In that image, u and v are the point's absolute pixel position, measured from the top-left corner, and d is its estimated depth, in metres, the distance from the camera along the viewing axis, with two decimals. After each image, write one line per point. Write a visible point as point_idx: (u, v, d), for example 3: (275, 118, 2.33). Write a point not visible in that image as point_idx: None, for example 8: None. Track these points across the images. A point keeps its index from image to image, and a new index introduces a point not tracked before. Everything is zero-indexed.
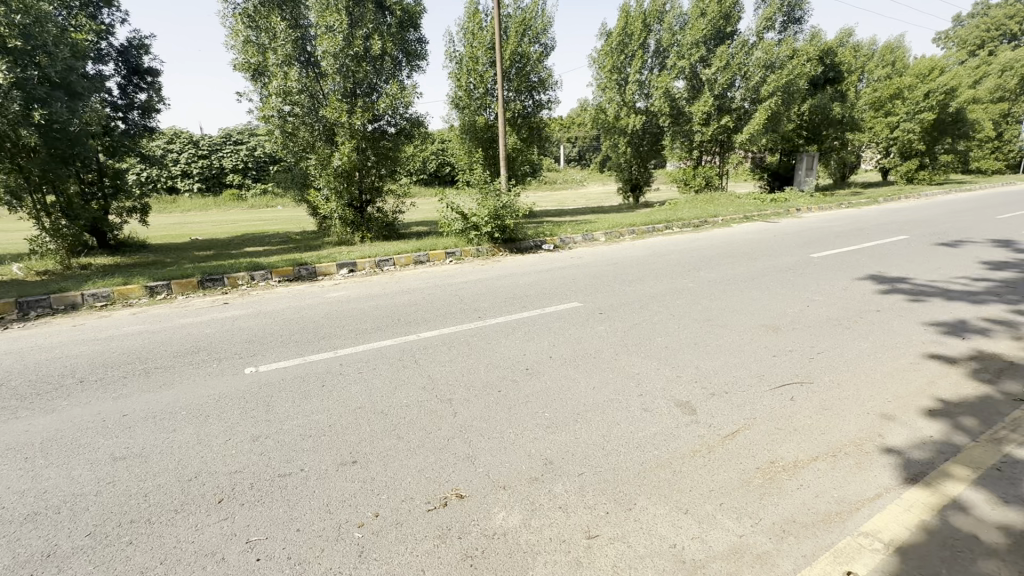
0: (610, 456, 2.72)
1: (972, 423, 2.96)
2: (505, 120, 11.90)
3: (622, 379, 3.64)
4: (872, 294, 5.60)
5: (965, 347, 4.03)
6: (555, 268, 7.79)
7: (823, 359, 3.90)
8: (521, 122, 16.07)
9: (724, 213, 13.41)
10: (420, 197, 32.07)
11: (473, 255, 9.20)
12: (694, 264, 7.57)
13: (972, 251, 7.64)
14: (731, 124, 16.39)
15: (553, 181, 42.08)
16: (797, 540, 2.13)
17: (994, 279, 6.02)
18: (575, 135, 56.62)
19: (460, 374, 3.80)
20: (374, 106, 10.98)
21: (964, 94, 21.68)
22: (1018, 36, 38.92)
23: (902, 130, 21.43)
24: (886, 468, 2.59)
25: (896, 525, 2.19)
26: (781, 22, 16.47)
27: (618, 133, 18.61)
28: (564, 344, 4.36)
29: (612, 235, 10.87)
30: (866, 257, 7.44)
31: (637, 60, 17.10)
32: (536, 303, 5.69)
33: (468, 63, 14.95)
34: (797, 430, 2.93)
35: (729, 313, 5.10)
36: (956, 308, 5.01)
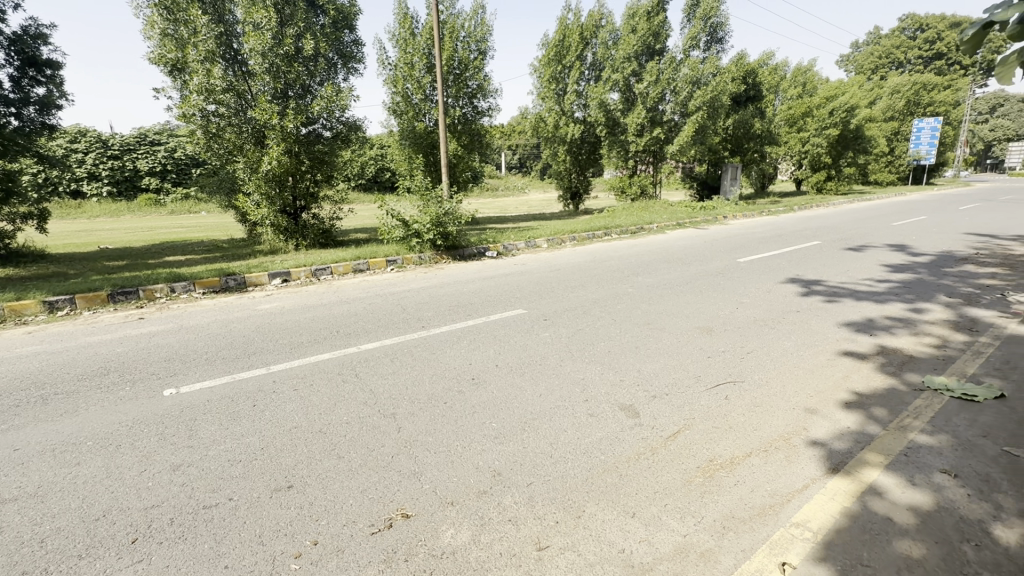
0: (558, 464, 2.73)
1: (883, 413, 3.24)
2: (446, 126, 11.77)
3: (567, 385, 3.67)
4: (792, 295, 6.05)
5: (873, 343, 4.44)
6: (499, 275, 7.80)
7: (752, 358, 4.15)
8: (462, 129, 16.02)
9: (658, 220, 14.06)
10: (358, 203, 31.12)
11: (415, 262, 9.03)
12: (633, 269, 7.84)
13: (874, 255, 8.46)
14: (663, 136, 17.24)
15: (494, 188, 42.27)
16: (736, 536, 2.22)
17: (893, 280, 6.70)
18: (515, 142, 57.29)
19: (404, 387, 3.68)
20: (307, 109, 10.54)
21: (862, 113, 24.08)
22: (903, 64, 43.89)
23: (812, 145, 23.46)
24: (812, 460, 2.77)
25: (823, 514, 2.33)
26: (705, 41, 17.51)
27: (557, 142, 19.02)
28: (510, 352, 4.35)
29: (554, 242, 11.05)
30: (786, 262, 8.04)
31: (574, 72, 17.55)
32: (481, 310, 5.65)
33: (404, 69, 14.70)
34: (732, 428, 3.08)
35: (667, 316, 5.31)
36: (863, 307, 5.52)
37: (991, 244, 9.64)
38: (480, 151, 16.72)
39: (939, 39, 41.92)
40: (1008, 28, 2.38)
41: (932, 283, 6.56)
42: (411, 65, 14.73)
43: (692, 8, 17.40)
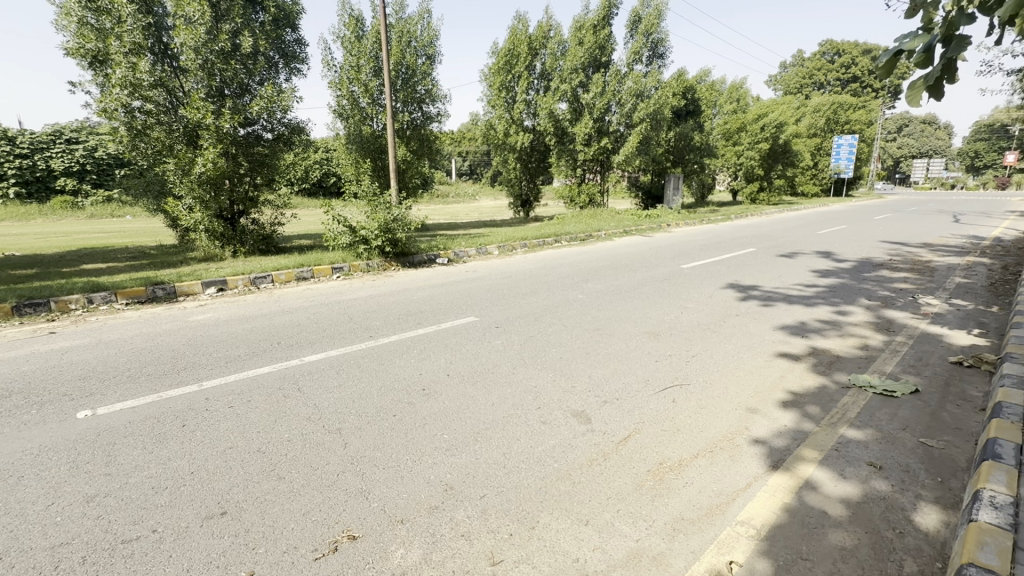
0: (511, 474, 2.69)
1: (815, 410, 3.44)
2: (395, 131, 11.49)
3: (520, 393, 3.65)
4: (732, 300, 6.35)
5: (805, 344, 4.72)
6: (450, 282, 7.70)
7: (697, 361, 4.30)
8: (411, 134, 15.78)
9: (606, 227, 14.42)
10: (302, 209, 29.92)
11: (363, 269, 8.77)
12: (582, 276, 7.97)
13: (804, 261, 9.06)
14: (609, 146, 17.75)
15: (445, 195, 41.87)
16: (686, 537, 2.26)
17: (820, 285, 7.19)
18: (465, 149, 57.22)
19: (350, 400, 3.53)
20: (246, 109, 10.01)
21: (789, 130, 25.88)
22: (824, 85, 47.60)
23: (746, 158, 24.93)
24: (754, 458, 2.88)
25: (765, 511, 2.43)
26: (648, 56, 18.24)
27: (507, 149, 19.14)
28: (461, 361, 4.27)
29: (505, 249, 11.07)
30: (725, 268, 8.45)
31: (523, 81, 17.75)
32: (431, 319, 5.54)
33: (350, 72, 14.32)
34: (680, 430, 3.16)
35: (616, 322, 5.42)
36: (796, 311, 5.87)
37: (902, 251, 10.57)
38: (429, 156, 16.54)
39: (854, 64, 45.89)
40: (915, 54, 2.61)
41: (854, 287, 7.09)
42: (356, 69, 14.37)
43: (634, 24, 18.12)
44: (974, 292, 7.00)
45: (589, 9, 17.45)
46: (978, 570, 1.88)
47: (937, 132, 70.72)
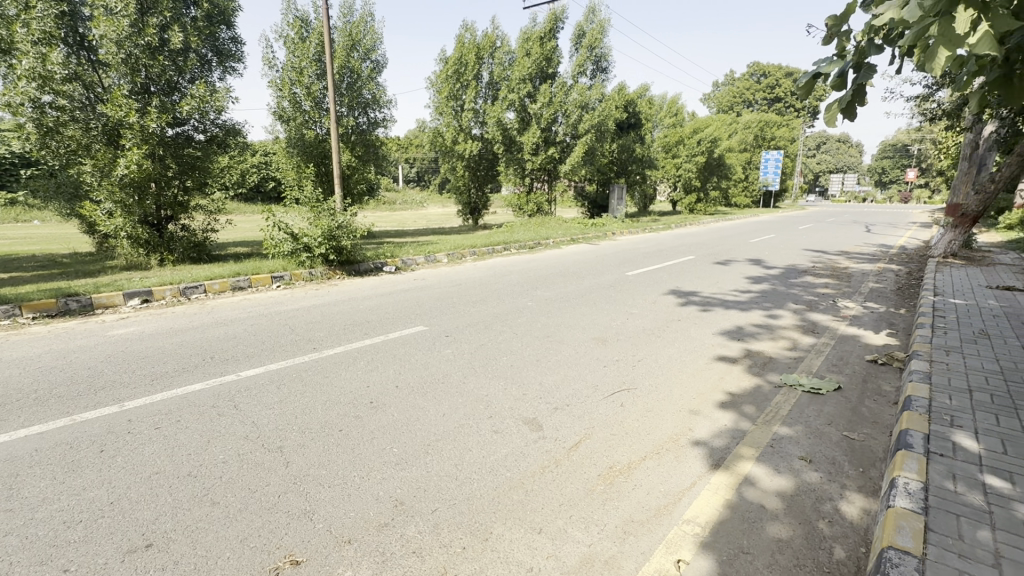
0: (463, 486, 2.65)
1: (752, 410, 3.64)
2: (338, 135, 11.15)
3: (471, 403, 3.61)
4: (674, 306, 6.61)
5: (741, 347, 5.00)
6: (398, 291, 7.54)
7: (642, 365, 4.44)
8: (356, 139, 15.40)
9: (554, 235, 14.67)
10: (238, 215, 28.34)
11: (305, 278, 8.43)
12: (531, 283, 8.05)
13: (738, 268, 9.61)
14: (556, 155, 18.13)
15: (392, 202, 41.06)
16: (636, 539, 2.31)
17: (753, 291, 7.65)
18: (412, 156, 56.47)
19: (293, 416, 3.36)
20: (174, 108, 9.45)
21: (722, 144, 27.50)
22: (752, 104, 51.00)
23: (684, 170, 26.21)
24: (697, 458, 3.00)
25: (708, 508, 2.53)
26: (592, 69, 18.82)
27: (455, 157, 19.07)
28: (410, 371, 4.18)
29: (454, 257, 10.99)
30: (667, 275, 8.81)
31: (471, 90, 17.78)
32: (379, 329, 5.39)
33: (291, 73, 13.78)
34: (628, 434, 3.24)
35: (565, 329, 5.51)
36: (732, 315, 6.21)
37: (823, 258, 11.46)
38: (376, 162, 16.20)
39: (778, 85, 49.54)
40: (831, 78, 2.85)
41: (783, 292, 7.60)
42: (298, 70, 13.86)
43: (579, 38, 18.69)
44: (884, 296, 7.70)
45: (536, 21, 17.80)
46: (897, 553, 2.04)
47: (850, 150, 77.56)
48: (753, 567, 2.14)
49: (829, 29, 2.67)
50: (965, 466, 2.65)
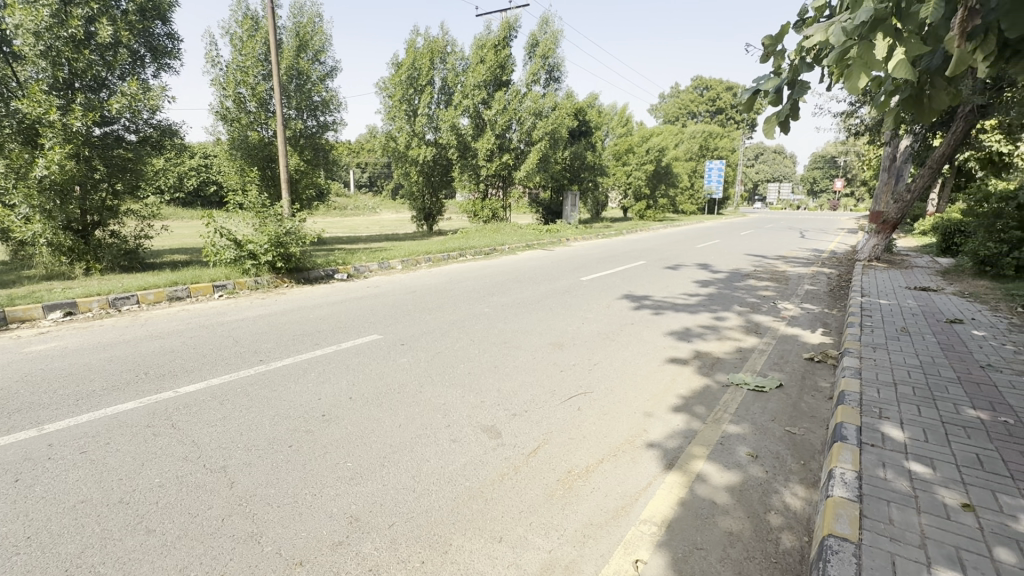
0: (421, 498, 2.59)
1: (702, 409, 3.77)
2: (286, 138, 10.73)
3: (429, 412, 3.54)
4: (627, 310, 6.78)
5: (691, 349, 5.19)
6: (350, 299, 7.32)
7: (598, 369, 4.52)
8: (305, 143, 14.89)
9: (509, 241, 14.74)
10: (174, 221, 26.67)
11: (250, 287, 8.05)
12: (488, 289, 8.03)
13: (687, 273, 9.98)
14: (511, 162, 18.26)
15: (343, 207, 39.95)
16: (595, 542, 2.34)
17: (701, 294, 7.97)
18: (364, 160, 55.16)
19: (238, 433, 3.17)
20: (102, 106, 8.81)
21: (669, 154, 28.62)
22: (696, 115, 53.42)
23: (634, 177, 27.04)
24: (652, 458, 3.08)
25: (663, 507, 2.60)
26: (545, 78, 19.13)
27: (408, 162, 18.81)
28: (365, 382, 4.06)
29: (408, 263, 10.81)
30: (620, 280, 9.03)
31: (424, 95, 17.63)
32: (331, 339, 5.21)
33: (236, 72, 13.17)
34: (585, 438, 3.28)
35: (522, 334, 5.53)
36: (682, 318, 6.44)
37: (763, 262, 12.11)
38: (326, 166, 15.73)
39: (720, 99, 52.23)
40: (769, 94, 3.03)
41: (728, 295, 7.96)
42: (243, 70, 13.27)
43: (532, 47, 18.97)
44: (818, 297, 8.23)
45: (490, 29, 17.91)
46: (836, 540, 2.16)
47: (784, 160, 82.64)
48: (706, 563, 2.21)
49: (766, 48, 2.84)
50: (892, 454, 2.86)
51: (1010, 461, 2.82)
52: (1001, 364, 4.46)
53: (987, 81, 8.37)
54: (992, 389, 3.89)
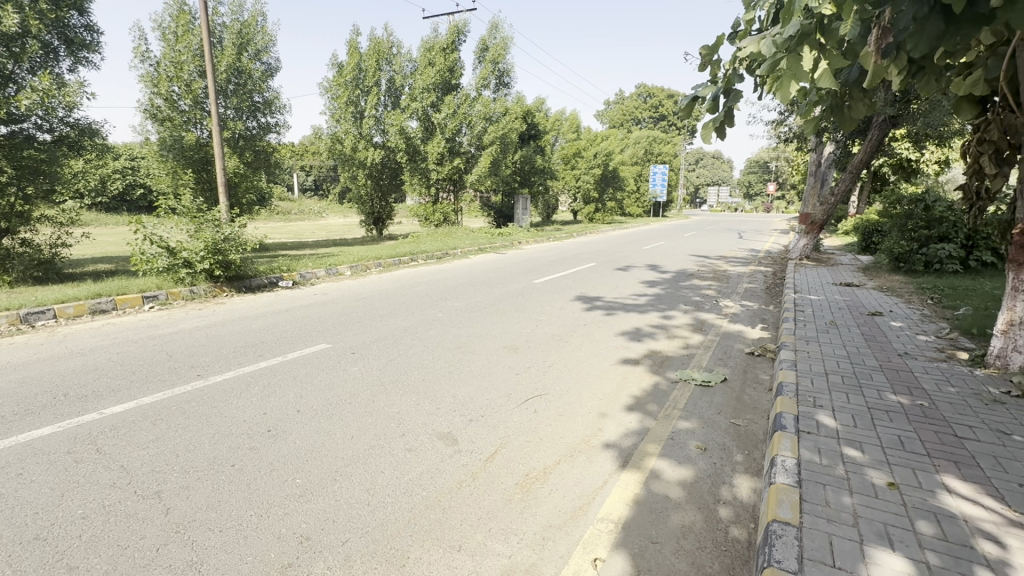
0: (377, 511, 2.51)
1: (653, 407, 3.89)
2: (224, 139, 10.12)
3: (382, 422, 3.44)
4: (579, 311, 6.90)
5: (641, 348, 5.35)
6: (296, 307, 7.02)
7: (553, 371, 4.56)
8: (244, 144, 14.17)
9: (462, 245, 14.64)
10: (96, 227, 24.60)
11: (185, 297, 7.56)
12: (441, 294, 7.94)
13: (635, 274, 10.29)
14: (461, 166, 18.20)
15: (287, 212, 38.30)
16: (555, 544, 2.35)
17: (649, 294, 8.25)
18: (308, 163, 53.26)
19: (173, 455, 2.95)
20: (10, 102, 7.99)
21: (616, 159, 29.48)
22: (640, 121, 55.27)
23: (583, 181, 27.63)
24: (607, 457, 3.14)
25: (619, 505, 2.65)
26: (494, 83, 19.21)
27: (356, 165, 18.31)
28: (314, 393, 3.89)
29: (358, 269, 10.52)
30: (571, 282, 9.19)
31: (371, 97, 17.23)
32: (276, 349, 4.97)
33: (168, 68, 12.35)
34: (542, 440, 3.30)
35: (477, 339, 5.50)
36: (632, 318, 6.63)
37: (705, 262, 12.69)
38: (267, 169, 15.04)
39: (662, 106, 54.34)
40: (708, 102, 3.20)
41: (675, 295, 8.28)
42: (175, 66, 12.44)
43: (482, 52, 19.00)
44: (756, 295, 8.70)
45: (438, 32, 17.79)
46: (780, 524, 2.28)
47: (722, 165, 87.05)
48: (662, 556, 2.28)
49: (705, 57, 2.99)
50: (826, 440, 3.06)
51: (927, 440, 3.09)
52: (916, 352, 4.89)
53: (897, 94, 9.18)
54: (909, 374, 4.26)
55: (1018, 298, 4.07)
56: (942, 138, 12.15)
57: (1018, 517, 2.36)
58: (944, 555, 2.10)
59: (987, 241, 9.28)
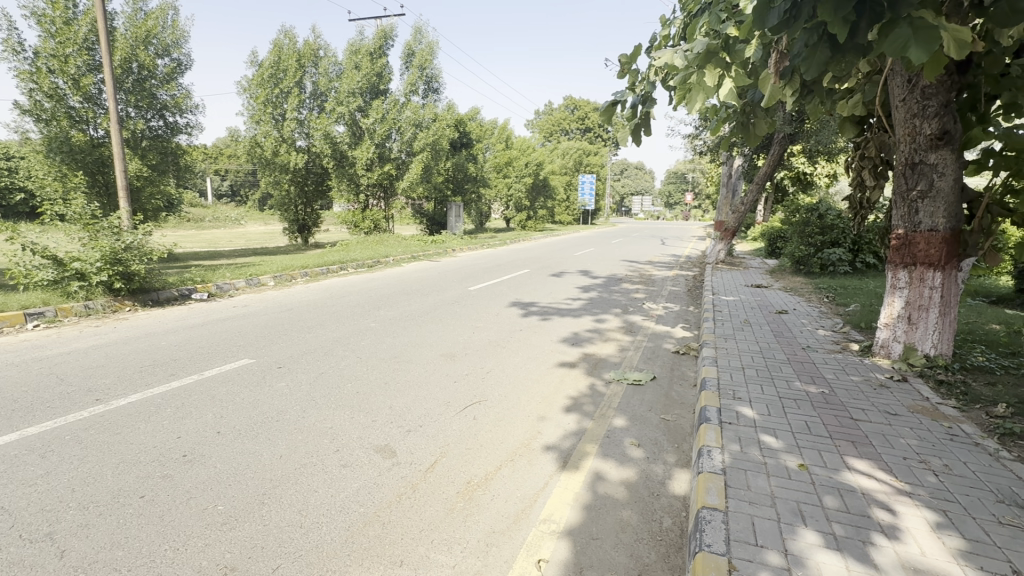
0: (311, 532, 2.38)
1: (590, 407, 4.01)
2: (123, 140, 9.18)
3: (314, 438, 3.27)
4: (516, 317, 6.97)
5: (576, 351, 5.51)
6: (214, 320, 6.51)
7: (490, 377, 4.57)
8: (148, 145, 12.92)
9: (394, 254, 14.29)
10: None
11: (79, 313, 6.74)
12: (373, 303, 7.71)
13: (568, 280, 10.55)
14: (392, 172, 17.81)
15: (199, 219, 35.31)
16: (499, 550, 2.34)
17: (582, 299, 8.51)
18: (223, 167, 49.64)
19: (68, 490, 2.62)
20: None
21: (546, 168, 30.23)
22: (569, 132, 56.97)
23: (515, 189, 28.03)
24: (547, 459, 3.19)
25: (561, 505, 2.70)
26: (423, 89, 19.02)
27: (278, 170, 17.34)
28: (235, 412, 3.61)
29: (282, 279, 9.96)
30: (506, 288, 9.26)
31: (293, 98, 16.42)
32: (191, 367, 4.57)
33: (50, 59, 11.02)
34: (482, 446, 3.28)
35: (412, 347, 5.38)
36: (567, 322, 6.80)
37: (633, 267, 13.31)
38: (176, 173, 13.84)
39: (588, 118, 56.40)
40: (626, 109, 3.49)
41: (605, 299, 8.60)
42: (58, 58, 11.09)
43: (409, 58, 18.79)
44: (679, 297, 9.24)
45: (364, 35, 17.40)
46: (708, 510, 2.43)
47: (645, 176, 91.78)
48: (602, 551, 2.35)
49: (623, 65, 3.37)
50: (745, 429, 3.30)
51: (829, 423, 3.43)
52: (816, 345, 5.43)
53: (793, 114, 10.19)
54: (812, 365, 4.72)
55: (896, 294, 4.62)
56: (830, 154, 13.64)
57: (904, 486, 2.68)
58: (848, 525, 2.34)
59: (869, 246, 10.51)
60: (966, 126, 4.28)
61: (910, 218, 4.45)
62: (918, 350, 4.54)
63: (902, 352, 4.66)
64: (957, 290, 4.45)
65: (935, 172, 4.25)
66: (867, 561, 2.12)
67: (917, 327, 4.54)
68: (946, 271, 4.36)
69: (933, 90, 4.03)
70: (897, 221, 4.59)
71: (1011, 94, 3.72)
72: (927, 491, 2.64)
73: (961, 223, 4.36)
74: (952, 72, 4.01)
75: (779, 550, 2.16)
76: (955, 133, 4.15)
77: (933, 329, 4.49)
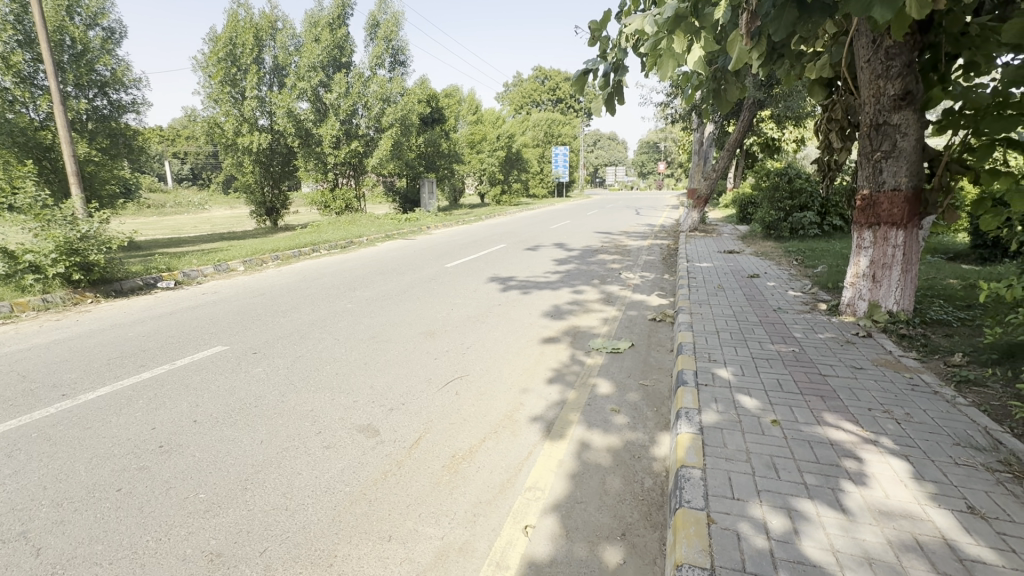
0: (297, 514, 2.38)
1: (572, 377, 4.06)
2: (69, 123, 8.57)
3: (295, 422, 3.23)
4: (494, 292, 6.96)
5: (556, 323, 5.55)
6: (182, 309, 6.30)
7: (471, 352, 4.57)
8: (95, 128, 12.24)
9: (368, 233, 14.00)
10: None
11: (37, 306, 6.45)
12: (348, 284, 7.58)
13: (545, 253, 10.53)
14: (360, 149, 17.34)
15: (159, 206, 33.51)
16: (486, 519, 2.38)
17: (560, 271, 8.54)
18: (180, 150, 47.20)
19: (39, 488, 2.54)
20: None
21: (518, 140, 29.76)
22: (539, 103, 55.91)
23: (488, 164, 27.54)
24: (531, 429, 3.23)
25: (545, 473, 2.75)
26: (389, 62, 18.33)
27: (240, 151, 16.65)
28: (211, 401, 3.53)
29: (252, 263, 9.69)
30: (483, 264, 9.22)
31: (252, 75, 15.65)
32: (163, 356, 4.45)
33: None
34: (465, 421, 3.30)
35: (391, 326, 5.34)
36: (545, 295, 6.83)
37: (608, 238, 13.37)
38: (129, 156, 13.14)
39: (559, 89, 55.57)
40: (599, 78, 3.43)
41: (583, 271, 8.64)
42: None
43: (373, 28, 18.07)
44: (655, 266, 9.36)
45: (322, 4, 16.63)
46: (687, 469, 2.51)
47: (617, 147, 91.48)
48: (587, 513, 2.42)
49: (593, 32, 3.28)
50: (721, 390, 3.41)
51: (799, 380, 3.57)
52: (787, 306, 5.60)
53: (763, 79, 10.19)
54: (783, 326, 4.87)
55: (862, 253, 4.76)
56: (799, 118, 13.76)
57: (870, 434, 2.82)
58: (817, 475, 2.45)
59: (835, 209, 10.78)
60: (927, 86, 4.38)
61: (875, 178, 4.56)
62: (881, 307, 4.72)
63: (866, 309, 4.83)
64: (919, 248, 4.61)
65: (898, 132, 4.34)
66: (837, 506, 2.23)
67: (881, 284, 4.70)
68: (908, 229, 4.51)
69: (897, 51, 4.09)
70: (862, 181, 4.69)
71: (970, 53, 3.80)
72: (891, 438, 2.78)
73: (923, 182, 4.50)
74: (916, 32, 4.07)
75: (754, 502, 2.25)
76: (917, 93, 4.22)
77: (896, 286, 4.65)
